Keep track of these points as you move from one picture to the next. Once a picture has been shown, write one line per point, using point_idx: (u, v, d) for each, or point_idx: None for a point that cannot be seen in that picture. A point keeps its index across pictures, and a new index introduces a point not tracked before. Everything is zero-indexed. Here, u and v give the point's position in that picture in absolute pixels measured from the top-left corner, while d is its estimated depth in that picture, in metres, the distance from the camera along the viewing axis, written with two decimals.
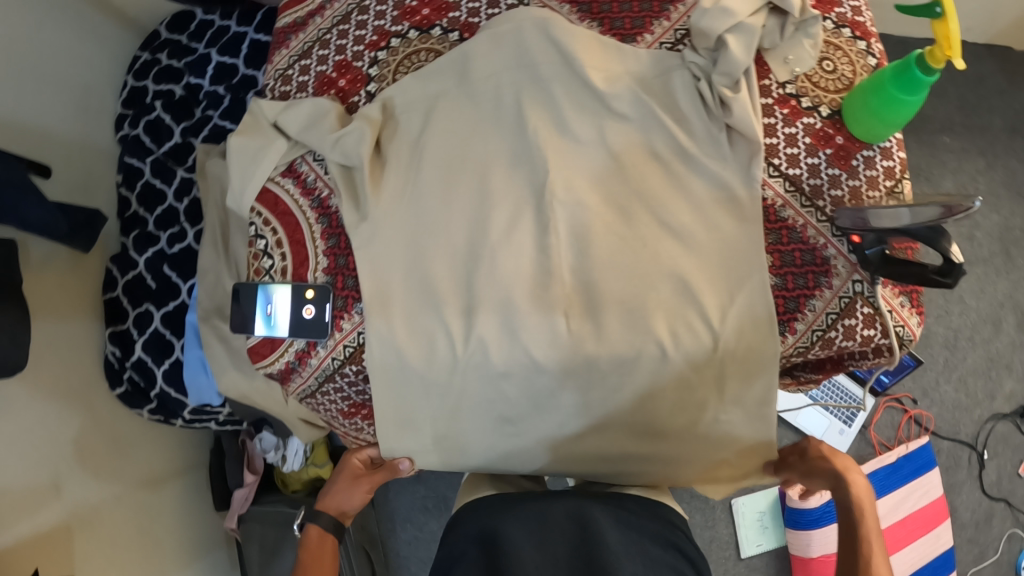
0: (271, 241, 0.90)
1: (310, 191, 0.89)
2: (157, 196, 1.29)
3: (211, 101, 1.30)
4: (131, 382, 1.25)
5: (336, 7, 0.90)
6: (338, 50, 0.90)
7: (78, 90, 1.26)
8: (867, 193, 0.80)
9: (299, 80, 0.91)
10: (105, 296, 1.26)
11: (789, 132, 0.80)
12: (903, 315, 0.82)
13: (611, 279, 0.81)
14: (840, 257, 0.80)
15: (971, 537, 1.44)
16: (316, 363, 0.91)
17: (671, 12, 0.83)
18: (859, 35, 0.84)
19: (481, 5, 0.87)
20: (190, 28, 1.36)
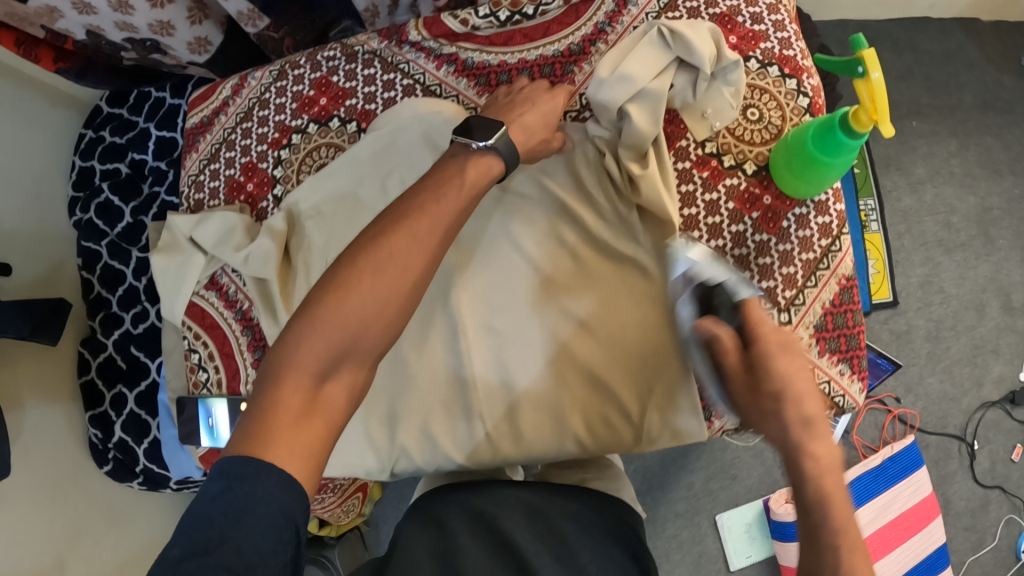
0: (204, 354, 0.91)
1: (232, 303, 0.89)
2: (116, 277, 1.30)
3: (155, 177, 1.31)
4: (116, 459, 1.27)
5: (239, 103, 0.92)
6: (243, 152, 0.91)
7: (29, 180, 1.27)
8: (800, 256, 0.81)
9: (211, 184, 0.93)
10: (81, 379, 1.29)
11: (710, 199, 0.83)
12: (842, 385, 0.82)
13: (526, 375, 0.84)
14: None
15: (967, 525, 1.41)
16: None
17: (575, 74, 0.85)
18: (788, 73, 0.83)
19: (376, 89, 0.88)
20: (129, 101, 1.35)
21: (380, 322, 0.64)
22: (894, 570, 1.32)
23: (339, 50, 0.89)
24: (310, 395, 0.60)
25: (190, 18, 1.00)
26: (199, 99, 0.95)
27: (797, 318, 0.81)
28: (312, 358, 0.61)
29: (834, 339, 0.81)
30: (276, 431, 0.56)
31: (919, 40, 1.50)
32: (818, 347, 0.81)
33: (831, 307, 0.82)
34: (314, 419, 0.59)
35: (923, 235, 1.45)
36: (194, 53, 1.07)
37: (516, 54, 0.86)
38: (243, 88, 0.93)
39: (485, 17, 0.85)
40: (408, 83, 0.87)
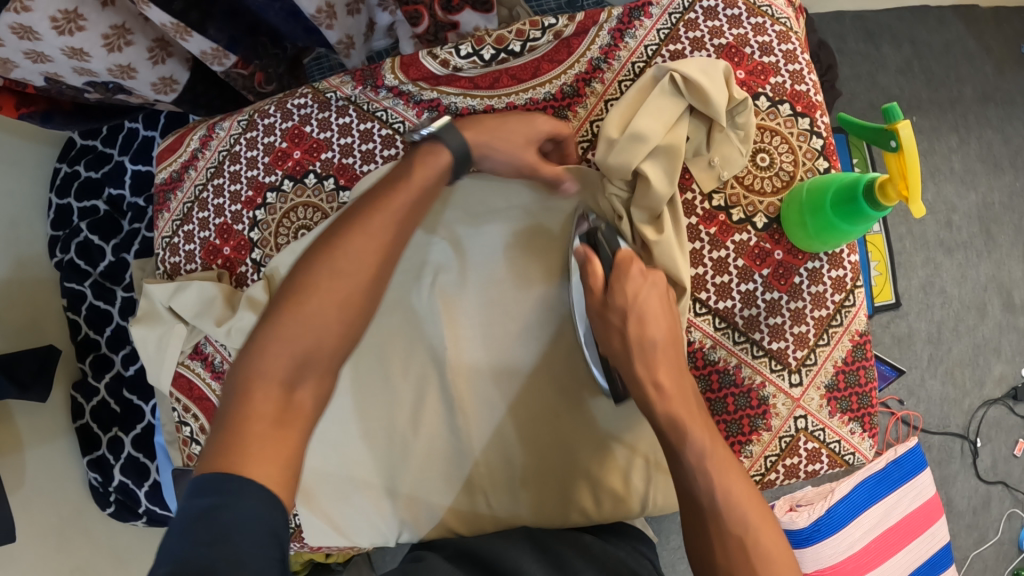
0: (196, 427, 0.88)
1: (219, 373, 0.87)
2: (103, 317, 1.25)
3: (135, 213, 1.25)
4: (118, 501, 1.24)
5: (208, 157, 0.88)
6: (216, 212, 0.88)
7: (3, 225, 1.21)
8: (812, 313, 0.75)
9: (186, 248, 0.88)
10: (76, 423, 1.25)
11: (718, 256, 0.76)
12: (852, 443, 0.77)
13: (526, 445, 0.83)
14: (779, 395, 0.76)
15: (969, 522, 1.42)
16: None
17: (571, 120, 0.81)
18: (799, 112, 0.78)
19: (353, 141, 0.84)
20: (102, 133, 1.29)
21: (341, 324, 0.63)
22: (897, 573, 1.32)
23: (310, 96, 0.85)
24: (282, 399, 0.58)
25: (153, 58, 0.88)
26: (165, 151, 0.91)
27: (809, 379, 0.76)
28: (278, 367, 0.58)
29: (846, 398, 0.76)
30: (248, 441, 0.53)
31: (917, 31, 1.45)
32: (829, 408, 0.76)
33: (842, 365, 0.76)
34: (287, 431, 0.56)
35: (924, 236, 1.42)
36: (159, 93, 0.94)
37: (503, 98, 0.81)
38: (211, 139, 0.89)
39: (467, 57, 0.82)
40: (386, 133, 0.83)
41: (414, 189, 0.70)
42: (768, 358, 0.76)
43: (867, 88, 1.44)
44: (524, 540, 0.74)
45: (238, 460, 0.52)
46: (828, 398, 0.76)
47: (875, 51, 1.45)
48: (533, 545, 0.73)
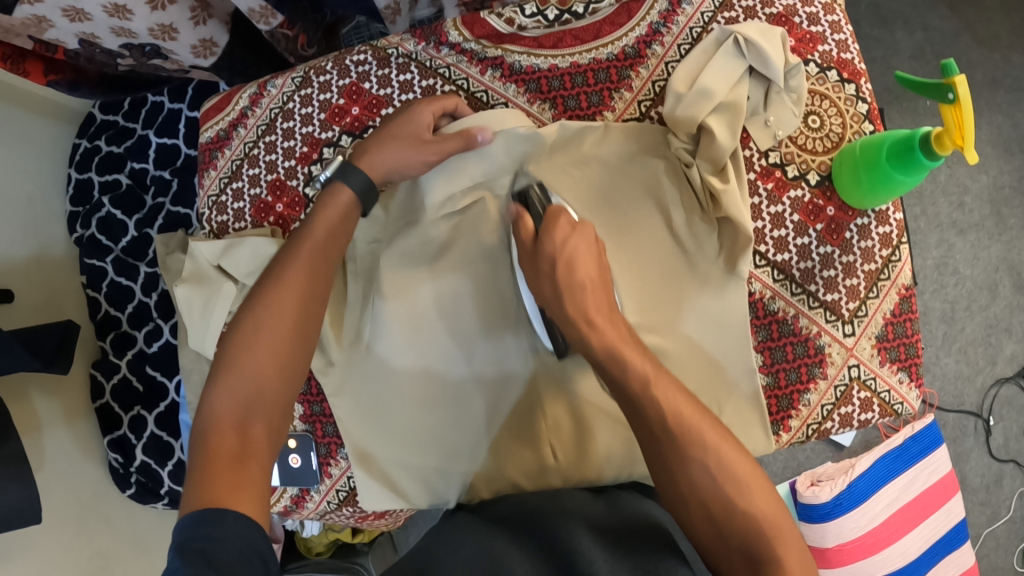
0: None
1: None
2: (124, 294, 1.23)
3: (160, 187, 1.23)
4: (139, 483, 1.23)
5: (259, 114, 0.87)
6: (268, 168, 0.86)
7: (22, 201, 1.17)
8: (863, 266, 0.78)
9: (235, 206, 0.87)
10: (95, 403, 1.24)
11: (775, 211, 0.78)
12: (901, 393, 0.80)
13: (592, 397, 0.83)
14: (834, 344, 0.78)
15: (982, 499, 1.45)
16: (312, 506, 0.90)
17: (633, 79, 0.81)
18: (847, 78, 0.80)
19: (416, 96, 0.83)
20: (124, 108, 1.27)
21: (279, 367, 0.66)
22: (917, 547, 1.35)
23: (370, 54, 0.84)
24: (239, 440, 0.61)
25: (195, 21, 0.87)
26: (209, 110, 0.89)
27: (861, 330, 0.79)
28: (226, 411, 0.62)
29: (894, 348, 0.80)
30: (214, 473, 0.57)
31: (930, 18, 1.48)
32: (879, 357, 0.79)
33: (890, 317, 0.80)
34: (248, 464, 0.60)
35: (938, 217, 1.45)
36: (198, 56, 0.93)
37: (567, 57, 0.81)
38: (261, 97, 0.87)
39: (532, 17, 0.81)
40: (450, 89, 0.83)
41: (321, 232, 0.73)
42: (823, 309, 0.78)
43: (881, 72, 1.47)
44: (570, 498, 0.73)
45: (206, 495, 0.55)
46: (879, 348, 0.79)
47: (888, 37, 1.48)
48: (572, 502, 0.72)
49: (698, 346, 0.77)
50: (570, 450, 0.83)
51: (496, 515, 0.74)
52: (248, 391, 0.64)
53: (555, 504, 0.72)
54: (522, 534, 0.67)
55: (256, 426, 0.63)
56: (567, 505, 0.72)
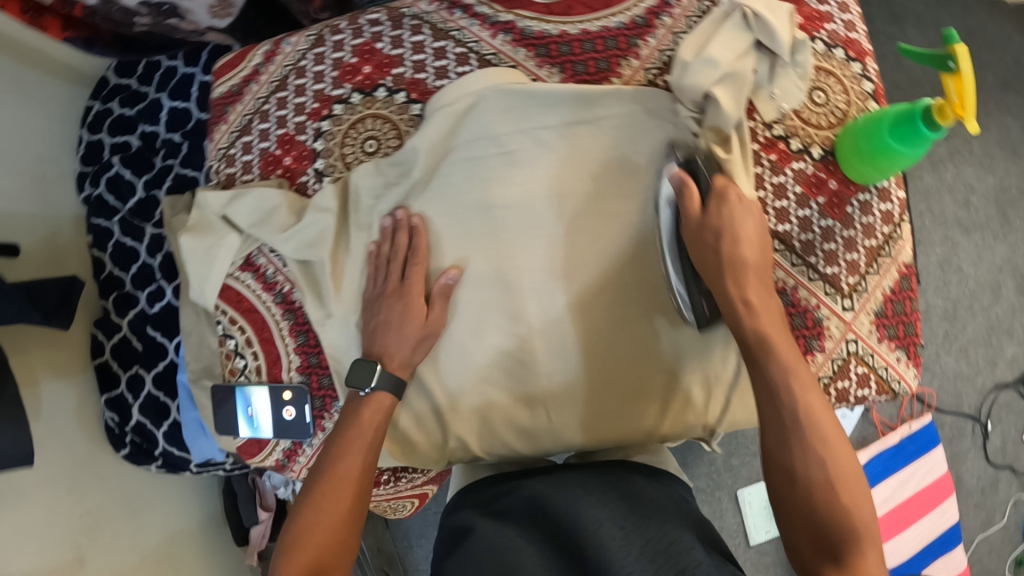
0: (241, 340, 0.89)
1: (271, 286, 0.87)
2: (129, 255, 1.25)
3: (169, 149, 1.23)
4: (134, 443, 1.24)
5: (272, 71, 0.87)
6: (278, 123, 0.87)
7: (32, 158, 1.19)
8: (863, 241, 0.79)
9: (244, 159, 0.88)
10: (95, 360, 1.24)
11: (778, 181, 0.78)
12: (899, 370, 0.81)
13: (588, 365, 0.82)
14: (833, 318, 0.79)
15: (977, 503, 1.44)
16: (305, 460, 0.92)
17: (640, 48, 0.81)
18: (853, 57, 0.81)
19: (426, 57, 0.84)
20: (138, 71, 1.27)
21: (337, 540, 0.72)
22: (910, 546, 1.35)
23: (384, 14, 0.85)
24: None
25: None
26: (224, 67, 0.90)
27: (860, 305, 0.79)
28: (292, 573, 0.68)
29: (893, 325, 0.81)
30: None
31: (943, 18, 1.47)
32: (878, 333, 0.80)
33: (890, 295, 0.81)
34: None
35: (943, 216, 1.45)
36: (216, 17, 0.99)
37: (578, 24, 0.82)
38: (276, 55, 0.88)
39: None
40: (461, 52, 0.83)
41: (368, 433, 0.79)
42: (823, 281, 0.78)
43: (891, 69, 1.46)
44: (568, 481, 0.73)
45: None
46: (877, 324, 0.80)
47: (900, 34, 1.47)
48: (571, 486, 0.72)
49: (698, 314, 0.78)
50: (568, 416, 0.82)
51: (504, 508, 0.73)
52: (313, 556, 0.70)
53: (555, 486, 0.72)
54: (531, 526, 0.67)
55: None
56: (569, 484, 0.72)
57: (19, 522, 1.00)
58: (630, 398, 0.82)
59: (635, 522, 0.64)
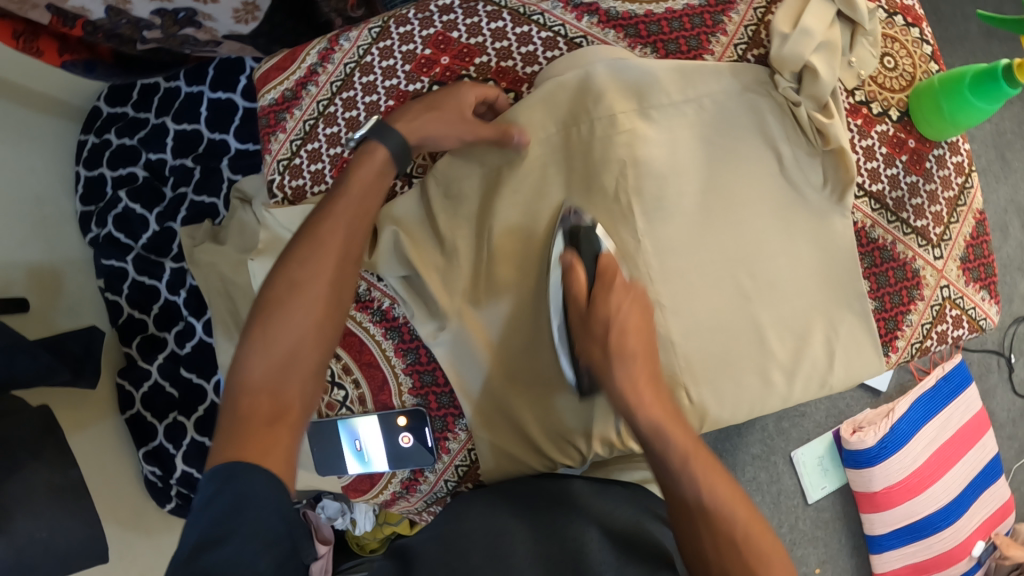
0: (337, 368, 0.84)
1: (366, 304, 0.84)
2: (149, 294, 1.16)
3: (180, 177, 1.17)
4: (180, 496, 1.14)
5: (331, 70, 0.82)
6: (349, 125, 0.82)
7: (30, 203, 1.08)
8: (943, 193, 0.85)
9: (312, 169, 0.82)
10: (125, 414, 1.15)
11: (867, 144, 0.83)
12: (984, 309, 0.87)
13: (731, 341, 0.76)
14: (927, 267, 0.84)
15: (1009, 434, 1.51)
16: (426, 489, 0.87)
17: (727, 24, 0.81)
18: (911, 23, 0.86)
19: (511, 43, 0.81)
20: (132, 97, 1.21)
21: (310, 349, 0.63)
22: (958, 483, 1.39)
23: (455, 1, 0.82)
24: (272, 403, 0.59)
25: None
26: (270, 71, 0.84)
27: (948, 253, 0.85)
28: (259, 374, 0.60)
29: (975, 268, 0.87)
30: (245, 433, 0.56)
31: None
32: (964, 277, 0.86)
33: (970, 241, 0.87)
34: (281, 427, 0.58)
35: None
36: (240, 22, 0.92)
37: (661, 3, 0.82)
38: (331, 53, 0.83)
39: None
40: (547, 36, 0.81)
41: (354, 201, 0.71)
42: (915, 235, 0.84)
43: None
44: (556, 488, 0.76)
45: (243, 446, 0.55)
46: (963, 269, 0.86)
47: None
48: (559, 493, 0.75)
49: (813, 272, 0.78)
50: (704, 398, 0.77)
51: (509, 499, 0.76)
52: (283, 354, 0.62)
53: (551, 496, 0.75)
54: (526, 513, 0.72)
55: (288, 388, 0.61)
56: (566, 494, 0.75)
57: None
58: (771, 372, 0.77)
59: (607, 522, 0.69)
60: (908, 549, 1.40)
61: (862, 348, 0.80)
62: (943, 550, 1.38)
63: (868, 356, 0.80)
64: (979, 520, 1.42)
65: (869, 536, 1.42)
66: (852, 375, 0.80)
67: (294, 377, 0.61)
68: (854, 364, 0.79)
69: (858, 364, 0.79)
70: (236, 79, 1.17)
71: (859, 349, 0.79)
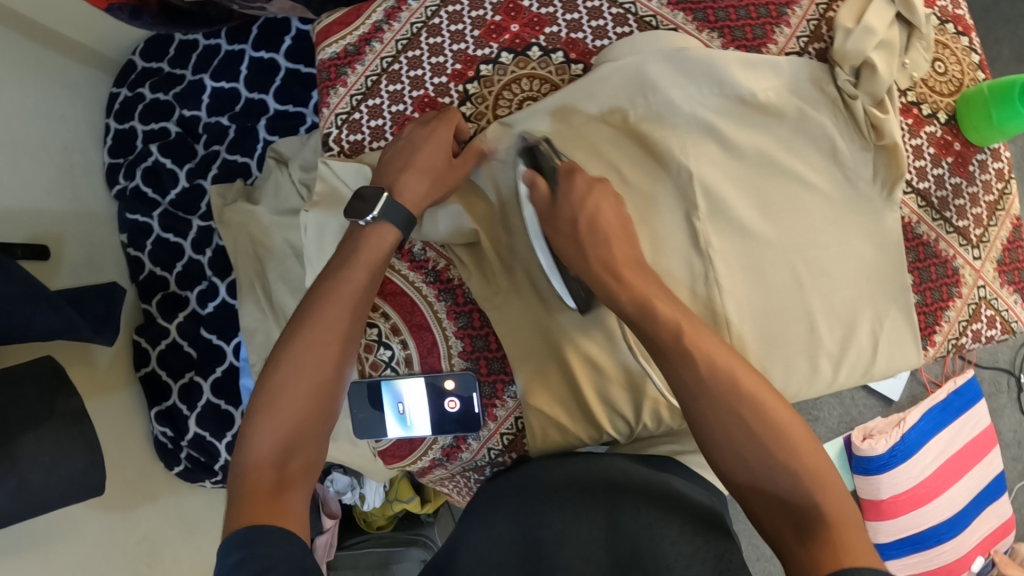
0: (385, 327, 0.83)
1: (421, 264, 0.84)
2: (173, 252, 1.14)
3: (214, 135, 1.16)
4: (190, 459, 1.11)
5: (397, 29, 0.83)
6: (413, 84, 0.82)
7: (57, 152, 1.05)
8: (984, 197, 0.85)
9: (371, 125, 0.83)
10: (139, 371, 1.12)
11: (916, 143, 0.83)
12: (1016, 312, 0.87)
13: (782, 325, 0.76)
14: (966, 266, 0.84)
15: (1015, 454, 1.53)
16: (467, 457, 0.86)
17: (790, 17, 0.80)
18: (962, 31, 0.86)
19: (581, 16, 0.82)
20: (169, 53, 1.19)
21: (316, 416, 0.62)
22: (963, 497, 1.40)
23: None
24: (277, 476, 0.58)
25: None
26: (332, 27, 0.84)
27: (986, 254, 0.85)
28: (264, 450, 0.58)
29: (1010, 271, 0.87)
30: (251, 502, 0.54)
31: None
32: (1000, 279, 0.86)
33: (1006, 244, 0.87)
34: (288, 495, 0.57)
35: None
36: None
37: None
38: (399, 12, 0.84)
39: None
40: (617, 13, 0.82)
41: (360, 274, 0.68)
42: (956, 234, 0.84)
43: None
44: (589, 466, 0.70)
45: (262, 511, 0.54)
46: (999, 271, 0.86)
47: None
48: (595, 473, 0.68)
49: (866, 265, 0.78)
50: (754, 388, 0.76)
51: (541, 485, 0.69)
52: (286, 430, 0.60)
53: (592, 473, 0.69)
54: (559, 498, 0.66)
55: (294, 463, 0.59)
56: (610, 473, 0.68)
57: (76, 559, 0.88)
58: (819, 361, 0.77)
59: (659, 500, 0.63)
60: (910, 560, 1.40)
61: (904, 343, 0.80)
62: (942, 562, 1.40)
63: (911, 349, 0.80)
64: (980, 535, 1.43)
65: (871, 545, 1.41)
66: (901, 368, 0.80)
67: (297, 450, 0.60)
68: (899, 355, 0.79)
69: (902, 355, 0.79)
70: (281, 40, 1.17)
71: (904, 341, 0.79)
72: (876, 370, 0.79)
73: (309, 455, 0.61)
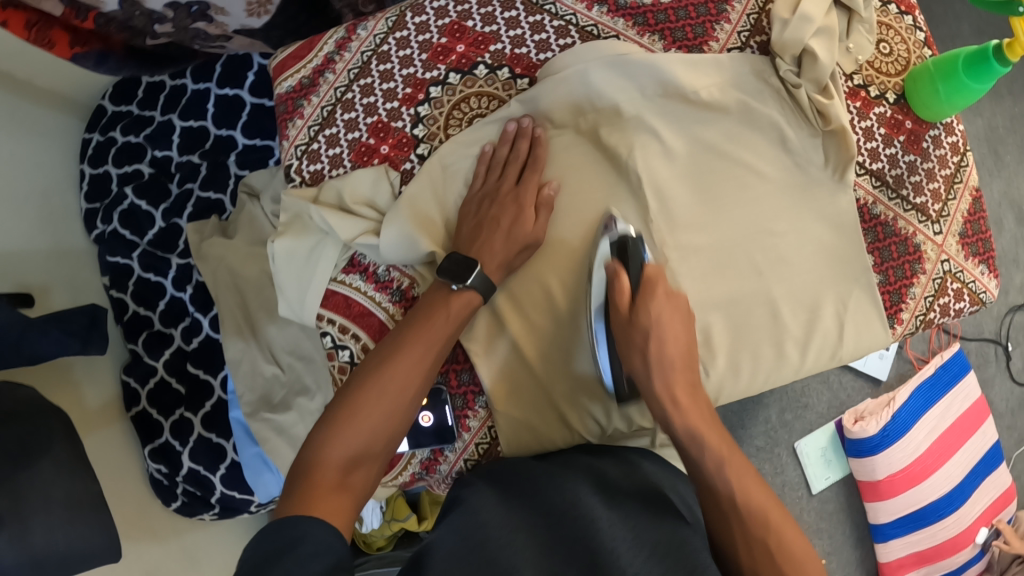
0: (356, 349, 0.83)
1: (386, 284, 0.84)
2: (155, 291, 1.15)
3: (187, 173, 1.18)
4: (187, 494, 1.11)
5: (348, 59, 0.85)
6: (366, 111, 0.84)
7: (34, 198, 1.06)
8: (940, 171, 0.87)
9: (329, 153, 0.84)
10: (130, 412, 1.11)
11: (866, 125, 0.84)
12: (983, 283, 0.88)
13: (745, 314, 0.78)
14: (928, 242, 0.86)
15: (1009, 424, 1.53)
16: (446, 468, 0.87)
17: (729, 13, 0.82)
18: (904, 11, 0.88)
19: (525, 31, 0.84)
20: (137, 95, 1.21)
21: (382, 435, 0.68)
22: (961, 471, 1.40)
23: None
24: (339, 479, 0.63)
25: None
26: (287, 62, 0.86)
27: (947, 228, 0.87)
28: (335, 453, 0.64)
29: (974, 243, 0.88)
30: (312, 494, 0.59)
31: None
32: (963, 252, 0.87)
33: (967, 217, 0.88)
34: (345, 495, 0.62)
35: None
36: (252, 15, 1.01)
37: None
38: (349, 42, 0.86)
39: None
40: (559, 25, 0.84)
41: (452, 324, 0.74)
42: (915, 211, 0.85)
43: None
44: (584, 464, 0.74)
45: (308, 499, 0.59)
46: (962, 244, 0.87)
47: None
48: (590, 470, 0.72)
49: (821, 247, 0.80)
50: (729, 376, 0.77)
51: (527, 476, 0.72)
52: (360, 441, 0.66)
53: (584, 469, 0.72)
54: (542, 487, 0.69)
55: (356, 474, 0.64)
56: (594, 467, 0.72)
57: None
58: (786, 347, 0.78)
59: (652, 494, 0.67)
60: (912, 538, 1.40)
61: (871, 322, 0.81)
62: (947, 538, 1.39)
63: (878, 326, 0.81)
64: (982, 508, 1.43)
65: (874, 526, 1.42)
66: (868, 348, 0.81)
67: (362, 462, 0.66)
68: (866, 333, 0.81)
69: (871, 333, 0.81)
70: (244, 75, 1.19)
71: (871, 319, 0.81)
72: (844, 351, 0.80)
73: (370, 469, 0.66)
